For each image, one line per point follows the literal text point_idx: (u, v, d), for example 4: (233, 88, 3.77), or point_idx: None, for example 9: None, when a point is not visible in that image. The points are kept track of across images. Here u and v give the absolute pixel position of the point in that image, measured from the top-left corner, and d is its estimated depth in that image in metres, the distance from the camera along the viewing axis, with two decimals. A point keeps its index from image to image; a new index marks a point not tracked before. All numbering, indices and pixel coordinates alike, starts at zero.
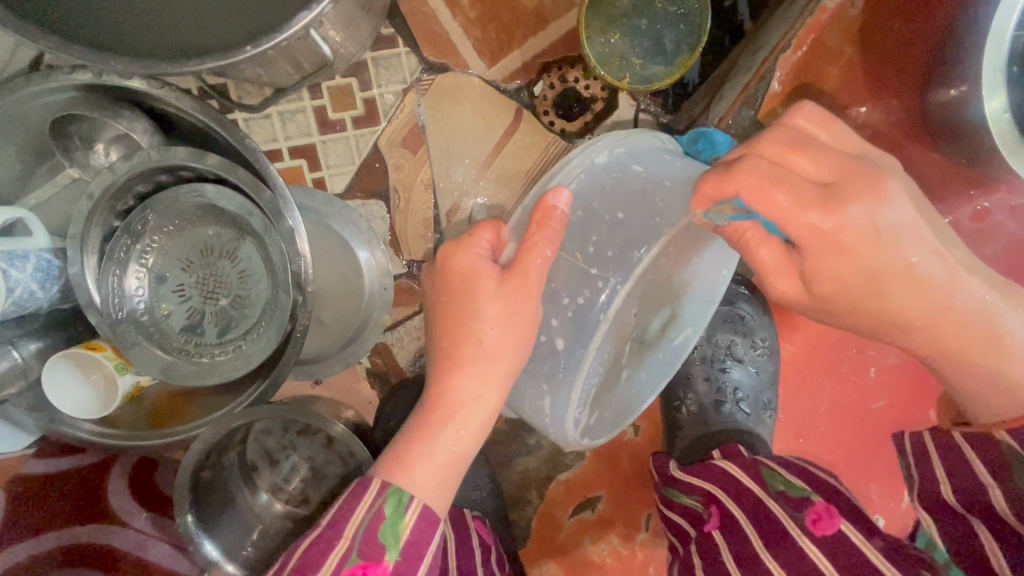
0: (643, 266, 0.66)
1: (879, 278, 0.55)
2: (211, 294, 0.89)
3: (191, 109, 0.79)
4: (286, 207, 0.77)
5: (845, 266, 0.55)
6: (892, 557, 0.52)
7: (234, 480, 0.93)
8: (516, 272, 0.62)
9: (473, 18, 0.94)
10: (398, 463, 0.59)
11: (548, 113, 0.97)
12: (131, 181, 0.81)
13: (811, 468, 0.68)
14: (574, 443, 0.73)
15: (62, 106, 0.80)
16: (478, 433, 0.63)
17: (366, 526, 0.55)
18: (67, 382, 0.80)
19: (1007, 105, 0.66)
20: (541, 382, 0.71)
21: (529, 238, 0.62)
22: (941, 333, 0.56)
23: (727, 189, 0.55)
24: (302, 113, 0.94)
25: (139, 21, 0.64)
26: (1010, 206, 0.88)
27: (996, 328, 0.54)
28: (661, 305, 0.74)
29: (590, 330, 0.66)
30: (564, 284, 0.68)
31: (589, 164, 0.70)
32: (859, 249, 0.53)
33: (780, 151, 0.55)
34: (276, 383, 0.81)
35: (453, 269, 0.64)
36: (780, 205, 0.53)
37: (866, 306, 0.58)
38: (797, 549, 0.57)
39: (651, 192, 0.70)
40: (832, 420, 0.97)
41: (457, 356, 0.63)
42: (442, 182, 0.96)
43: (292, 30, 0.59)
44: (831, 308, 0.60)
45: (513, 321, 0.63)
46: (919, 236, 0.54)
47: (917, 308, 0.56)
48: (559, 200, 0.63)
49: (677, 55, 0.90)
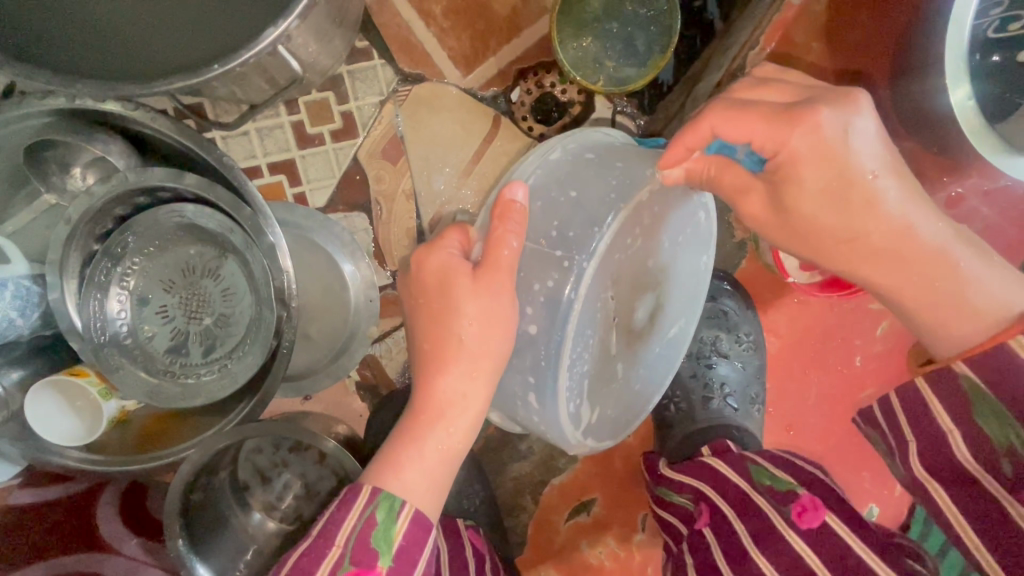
0: (603, 246, 0.63)
1: (840, 203, 0.56)
2: (194, 314, 0.88)
3: (166, 129, 0.79)
4: (266, 223, 0.77)
5: (817, 170, 0.54)
6: (890, 561, 0.51)
7: (226, 500, 0.92)
8: (487, 268, 0.62)
9: (447, 28, 0.94)
10: (385, 470, 0.59)
11: (527, 118, 0.97)
12: (108, 204, 0.80)
13: (796, 460, 0.69)
14: (576, 439, 0.72)
15: (37, 132, 0.80)
16: (469, 429, 0.64)
17: (358, 535, 0.54)
18: (51, 413, 0.79)
19: (972, 93, 0.65)
20: (527, 378, 0.70)
21: (492, 234, 0.62)
22: (905, 261, 0.57)
23: (702, 125, 0.56)
24: (280, 129, 0.94)
25: (119, 47, 0.65)
26: (983, 191, 0.89)
27: (952, 262, 0.56)
28: (644, 292, 0.72)
29: (564, 316, 0.64)
30: (532, 270, 0.67)
31: (543, 161, 0.71)
32: (832, 153, 0.53)
33: (748, 84, 0.58)
34: (265, 400, 0.80)
35: (428, 273, 0.65)
36: (754, 117, 0.54)
37: (825, 236, 0.58)
38: (784, 545, 0.56)
39: (606, 173, 0.69)
40: (821, 411, 0.97)
41: (441, 357, 0.64)
42: (424, 191, 0.96)
43: (259, 47, 0.58)
44: (802, 226, 0.58)
45: (490, 314, 0.62)
46: (876, 162, 0.55)
47: (874, 236, 0.57)
48: (517, 192, 0.63)
49: (649, 56, 0.90)
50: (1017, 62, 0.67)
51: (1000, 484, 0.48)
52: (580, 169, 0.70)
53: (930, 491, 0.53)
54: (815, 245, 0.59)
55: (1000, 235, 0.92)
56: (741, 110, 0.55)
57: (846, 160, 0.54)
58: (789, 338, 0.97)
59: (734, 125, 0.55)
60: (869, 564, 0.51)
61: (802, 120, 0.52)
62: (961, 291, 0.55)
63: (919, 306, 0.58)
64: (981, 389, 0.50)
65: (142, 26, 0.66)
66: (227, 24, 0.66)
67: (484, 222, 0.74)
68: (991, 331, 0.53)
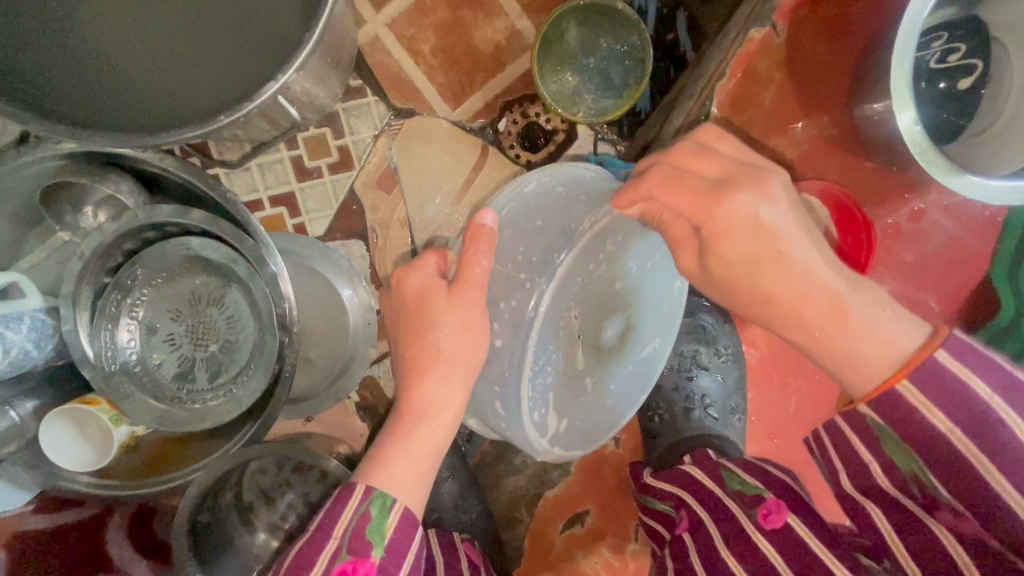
0: (564, 267, 0.68)
1: (749, 263, 0.57)
2: (200, 340, 0.92)
3: (173, 168, 0.84)
4: (267, 253, 0.82)
5: (741, 237, 0.56)
6: (832, 546, 0.58)
7: (232, 521, 0.95)
8: (460, 284, 0.67)
9: (436, 65, 1.00)
10: (373, 466, 0.64)
11: (514, 146, 1.03)
12: (118, 239, 0.85)
13: (766, 465, 0.74)
14: (540, 446, 0.76)
15: (51, 175, 0.85)
16: (450, 428, 0.68)
17: (354, 526, 0.59)
18: (63, 439, 0.83)
19: (918, 118, 0.70)
20: (494, 386, 0.75)
21: (465, 253, 0.67)
22: (810, 319, 0.56)
23: (642, 189, 0.59)
24: (280, 164, 0.99)
25: (143, 104, 0.72)
26: (944, 206, 0.96)
27: (858, 318, 0.54)
28: (610, 312, 0.76)
29: (525, 331, 0.69)
30: (500, 292, 0.72)
31: (518, 193, 0.76)
32: (750, 222, 0.55)
33: (684, 155, 0.59)
34: (268, 422, 0.84)
35: (407, 291, 0.69)
36: (685, 199, 0.57)
37: (741, 291, 0.59)
38: (750, 544, 0.63)
39: (573, 204, 0.73)
40: (802, 419, 1.01)
41: (419, 365, 0.68)
42: (417, 218, 1.01)
43: (261, 99, 0.64)
44: (724, 288, 0.60)
45: (465, 326, 0.67)
46: (793, 231, 0.56)
47: (785, 293, 0.56)
48: (487, 218, 0.68)
49: (625, 88, 0.96)
50: (960, 88, 0.79)
51: (915, 500, 0.54)
52: (552, 202, 0.75)
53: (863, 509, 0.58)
54: (736, 299, 0.60)
55: (964, 246, 0.97)
56: (676, 184, 0.58)
57: (754, 225, 0.55)
58: (768, 349, 1.01)
59: (672, 201, 0.58)
60: (827, 563, 0.57)
61: (730, 202, 0.55)
62: (856, 343, 0.54)
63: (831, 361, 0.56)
64: (883, 425, 0.53)
65: (161, 81, 0.72)
66: (237, 82, 0.72)
67: (461, 246, 0.79)
68: (886, 376, 0.53)
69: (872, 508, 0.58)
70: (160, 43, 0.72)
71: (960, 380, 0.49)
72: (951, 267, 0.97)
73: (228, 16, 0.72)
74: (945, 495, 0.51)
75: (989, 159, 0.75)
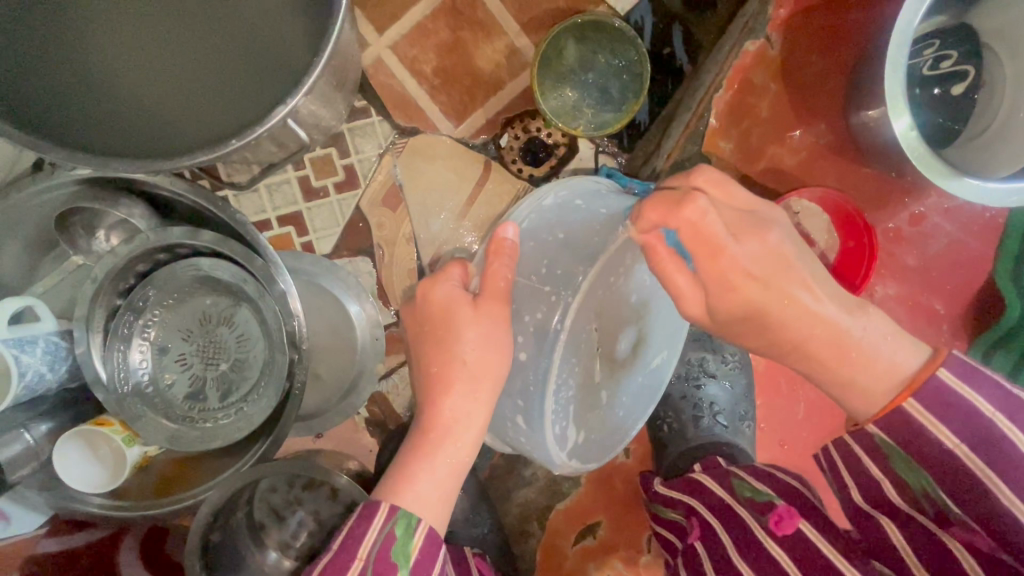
0: (586, 281, 0.69)
1: (759, 296, 0.61)
2: (211, 360, 0.94)
3: (185, 192, 0.86)
4: (277, 272, 0.83)
5: (748, 266, 0.60)
6: (848, 555, 0.58)
7: (243, 539, 0.95)
8: (478, 298, 0.69)
9: (438, 84, 1.03)
10: (398, 486, 0.64)
11: (516, 161, 1.05)
12: (132, 261, 0.87)
13: (776, 471, 0.75)
14: (562, 461, 0.76)
15: (64, 201, 0.86)
16: (475, 443, 0.69)
17: (379, 546, 0.58)
18: (77, 460, 0.83)
19: (913, 123, 0.71)
20: (516, 400, 0.75)
21: (488, 268, 0.69)
22: (816, 345, 0.60)
23: (674, 210, 0.59)
24: (287, 184, 1.01)
25: (154, 130, 0.75)
26: (944, 209, 0.97)
27: (856, 339, 0.58)
28: (625, 325, 0.77)
29: (550, 344, 0.69)
30: (523, 304, 0.73)
31: (536, 206, 0.77)
32: (753, 256, 0.61)
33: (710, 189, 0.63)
34: (279, 439, 0.85)
35: (429, 303, 0.70)
36: (711, 230, 0.60)
37: (750, 323, 0.63)
38: (761, 550, 0.64)
39: (592, 218, 0.76)
40: (811, 425, 1.00)
41: (445, 380, 0.69)
42: (422, 234, 1.03)
43: (270, 122, 0.66)
44: (728, 318, 0.64)
45: (491, 341, 0.68)
46: (793, 265, 0.62)
47: (788, 321, 0.61)
48: (508, 231, 0.70)
49: (624, 101, 0.98)
50: (954, 95, 0.81)
51: (924, 515, 0.54)
52: (568, 213, 0.77)
53: (875, 523, 0.57)
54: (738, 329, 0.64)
55: (966, 248, 0.97)
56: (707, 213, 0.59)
57: (759, 257, 0.61)
58: None
59: (703, 232, 0.60)
60: (836, 564, 0.58)
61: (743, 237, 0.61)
62: (858, 371, 0.58)
63: (835, 377, 0.60)
64: (893, 445, 0.54)
65: (171, 110, 0.76)
66: (247, 107, 0.76)
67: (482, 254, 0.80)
68: (896, 395, 0.55)
69: (884, 521, 0.56)
70: (169, 72, 0.75)
71: (959, 394, 0.51)
72: (954, 269, 0.98)
73: (235, 43, 0.75)
74: (956, 511, 0.51)
75: (986, 160, 0.77)
